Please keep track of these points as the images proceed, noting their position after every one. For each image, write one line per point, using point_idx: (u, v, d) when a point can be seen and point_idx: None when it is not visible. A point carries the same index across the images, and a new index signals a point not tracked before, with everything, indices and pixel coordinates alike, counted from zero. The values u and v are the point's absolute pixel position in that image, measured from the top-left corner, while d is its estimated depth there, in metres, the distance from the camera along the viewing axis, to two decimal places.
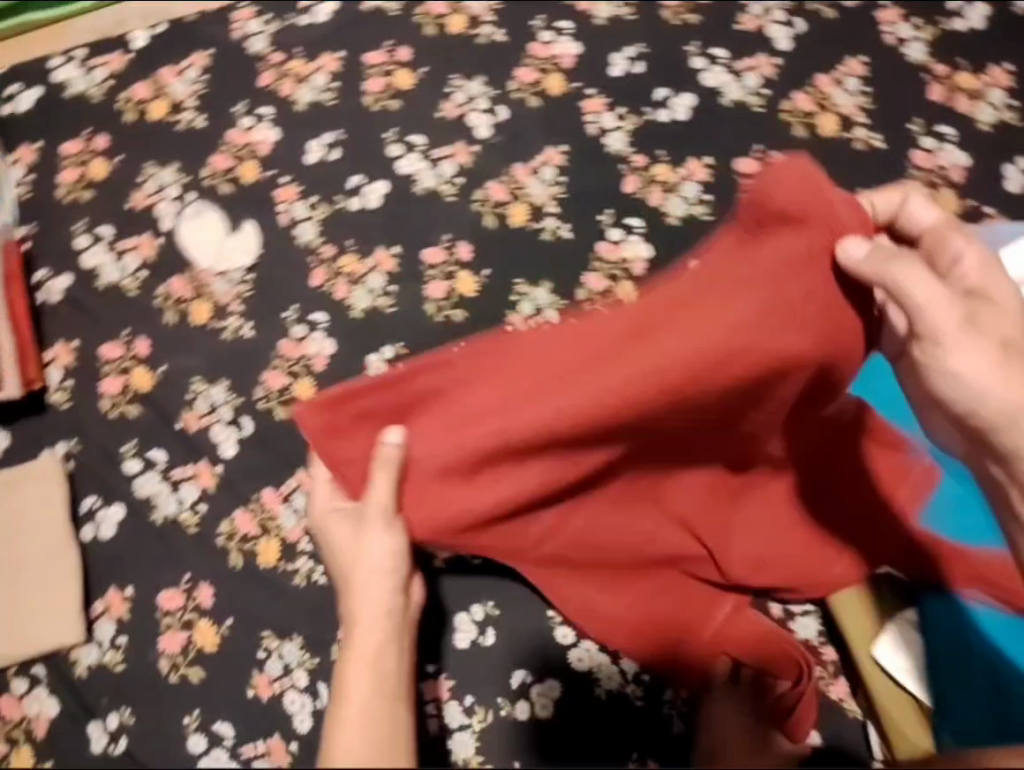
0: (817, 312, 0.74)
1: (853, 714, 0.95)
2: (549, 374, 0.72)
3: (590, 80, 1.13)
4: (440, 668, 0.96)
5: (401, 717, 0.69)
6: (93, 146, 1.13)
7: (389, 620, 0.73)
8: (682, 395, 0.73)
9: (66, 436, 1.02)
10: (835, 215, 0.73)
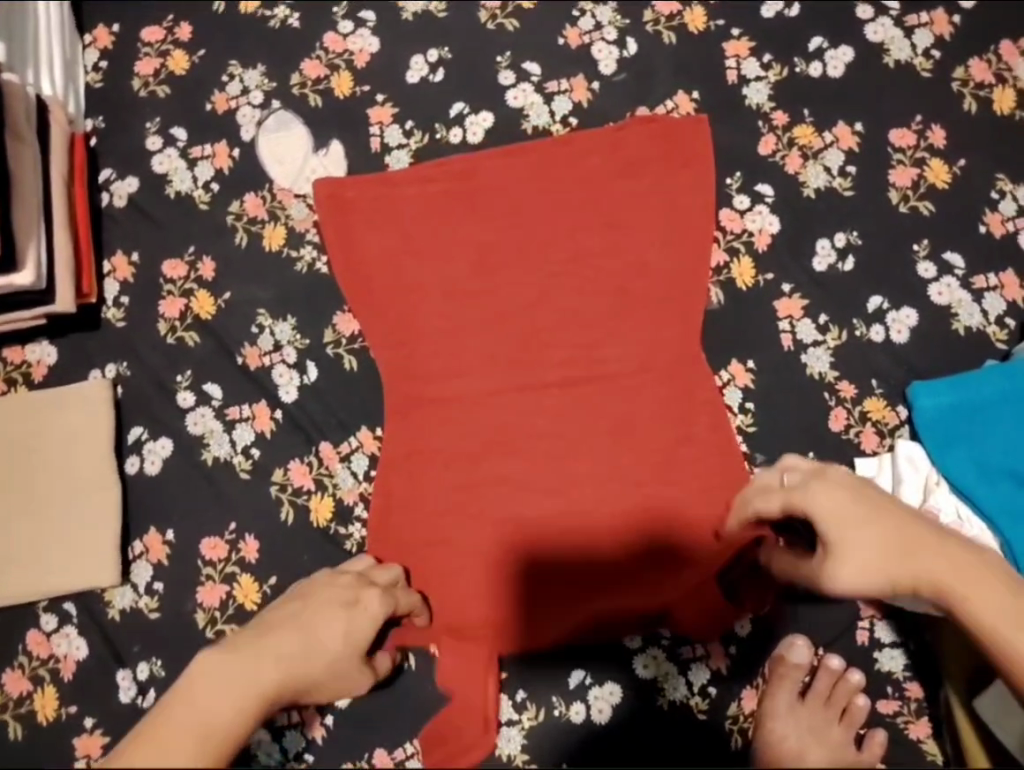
0: (667, 243, 0.92)
1: (933, 757, 0.83)
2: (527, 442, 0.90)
3: (737, 18, 0.97)
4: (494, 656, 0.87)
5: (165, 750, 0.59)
6: (175, 35, 1.00)
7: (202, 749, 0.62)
8: (588, 246, 0.93)
9: (116, 358, 0.94)
10: (662, 314, 0.91)
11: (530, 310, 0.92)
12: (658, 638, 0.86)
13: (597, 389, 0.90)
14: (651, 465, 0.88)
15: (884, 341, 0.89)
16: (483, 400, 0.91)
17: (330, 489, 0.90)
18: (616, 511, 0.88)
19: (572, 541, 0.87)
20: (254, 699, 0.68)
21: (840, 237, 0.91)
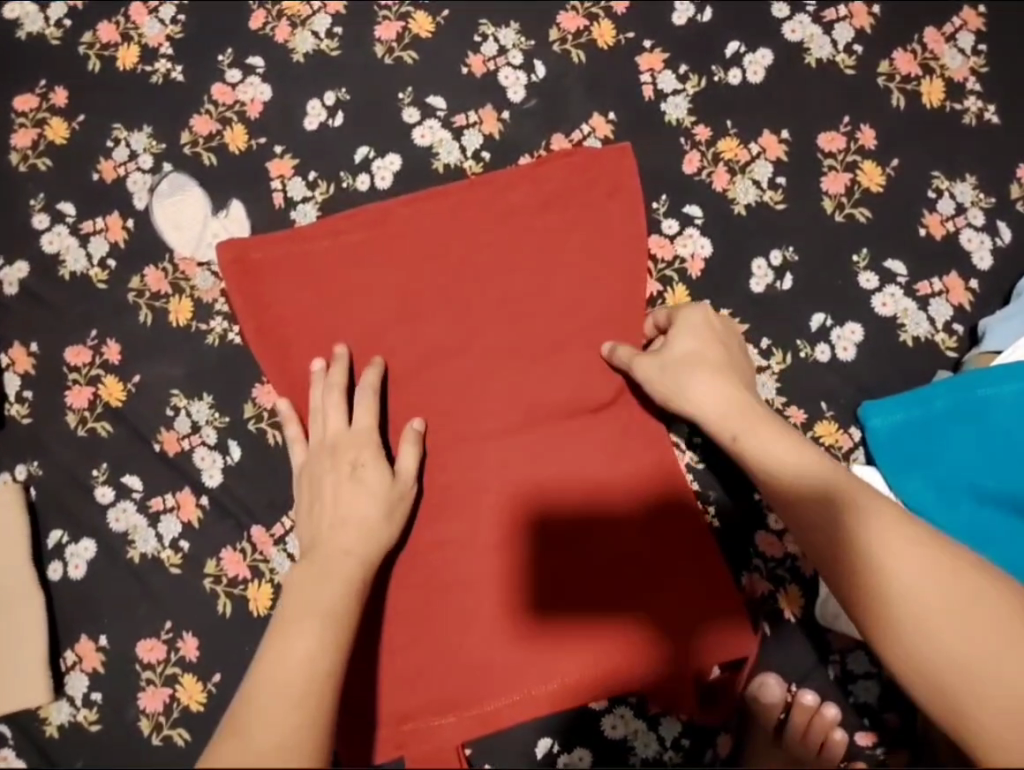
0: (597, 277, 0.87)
1: None
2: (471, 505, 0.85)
3: (647, 28, 0.92)
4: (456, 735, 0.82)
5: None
6: (51, 101, 0.94)
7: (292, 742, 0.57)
8: (515, 288, 0.88)
9: (25, 458, 0.88)
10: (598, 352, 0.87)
11: (457, 352, 0.87)
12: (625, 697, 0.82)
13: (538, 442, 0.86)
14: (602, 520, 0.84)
15: (831, 360, 0.85)
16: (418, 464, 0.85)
17: (267, 575, 0.85)
18: (582, 579, 0.83)
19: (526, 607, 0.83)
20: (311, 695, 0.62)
21: (776, 255, 0.87)
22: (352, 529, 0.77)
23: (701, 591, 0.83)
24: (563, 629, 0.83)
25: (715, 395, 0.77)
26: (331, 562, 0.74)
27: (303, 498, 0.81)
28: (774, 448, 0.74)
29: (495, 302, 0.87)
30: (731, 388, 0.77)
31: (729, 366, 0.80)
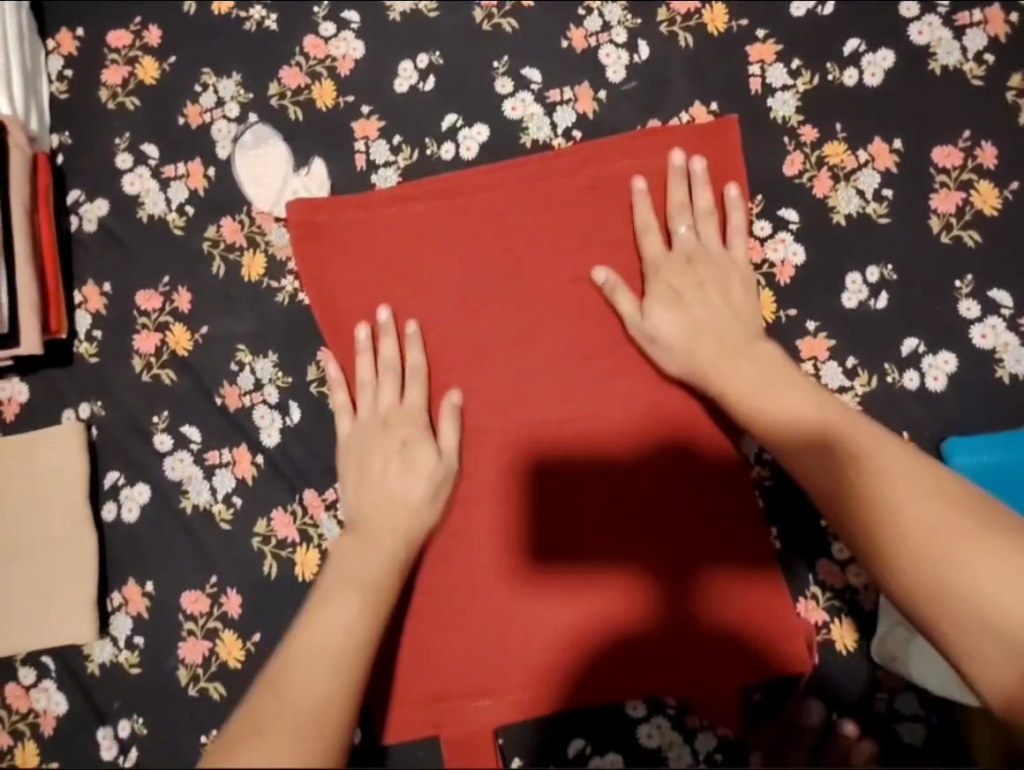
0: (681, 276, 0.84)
1: None
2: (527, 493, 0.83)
3: (762, 17, 0.87)
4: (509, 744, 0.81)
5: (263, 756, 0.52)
6: (144, 40, 0.93)
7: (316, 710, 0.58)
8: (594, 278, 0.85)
9: (90, 397, 0.88)
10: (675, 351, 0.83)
11: (521, 338, 0.85)
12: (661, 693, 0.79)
13: (597, 436, 0.83)
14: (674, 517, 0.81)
15: (919, 389, 0.81)
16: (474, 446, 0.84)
17: (315, 541, 0.84)
18: (605, 577, 0.81)
19: (559, 646, 0.81)
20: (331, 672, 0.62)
21: (872, 271, 0.82)
22: (399, 509, 0.78)
23: (696, 616, 0.80)
24: (578, 639, 0.81)
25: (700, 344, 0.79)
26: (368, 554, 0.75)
27: (351, 459, 0.82)
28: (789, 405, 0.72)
29: (572, 290, 0.85)
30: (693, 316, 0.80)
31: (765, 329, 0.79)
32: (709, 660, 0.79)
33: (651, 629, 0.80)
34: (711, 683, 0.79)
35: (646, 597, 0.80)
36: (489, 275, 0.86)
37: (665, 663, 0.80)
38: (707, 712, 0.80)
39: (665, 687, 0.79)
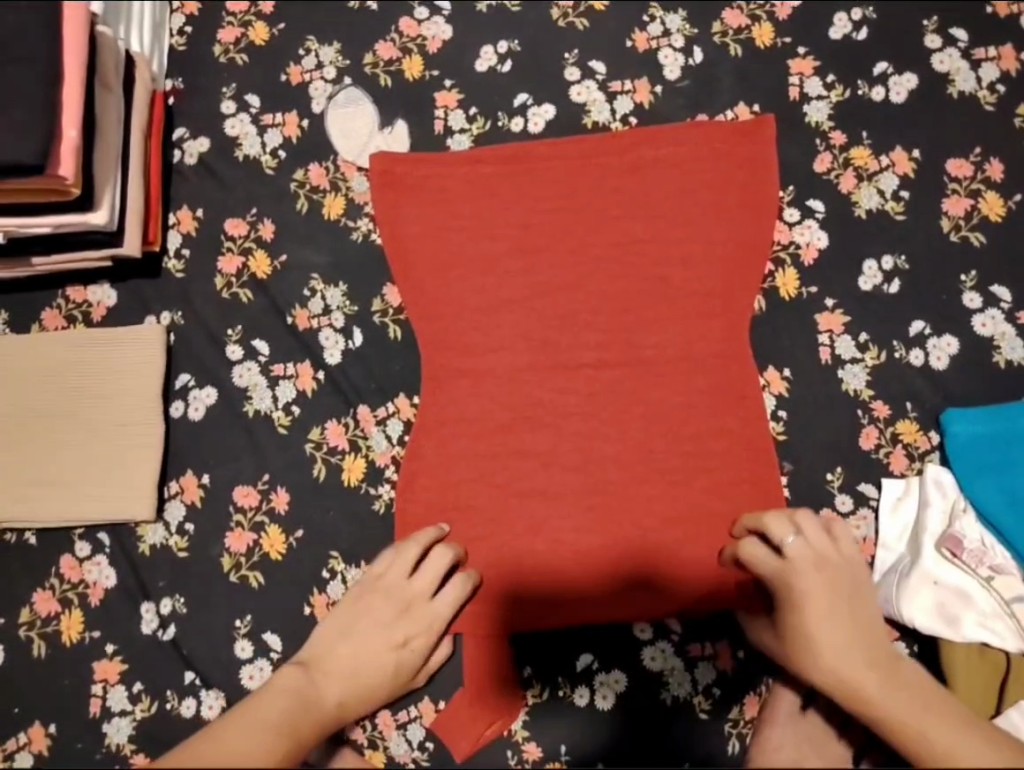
0: (716, 249, 0.94)
1: None
2: (561, 426, 0.91)
3: (804, 36, 0.99)
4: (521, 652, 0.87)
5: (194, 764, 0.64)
6: (258, 8, 1.06)
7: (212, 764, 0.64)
8: (638, 243, 0.94)
9: (171, 307, 0.97)
10: (707, 313, 0.92)
11: (569, 289, 0.94)
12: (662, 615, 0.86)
13: (629, 381, 0.91)
14: (696, 453, 0.89)
15: (923, 365, 0.90)
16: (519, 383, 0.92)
17: (364, 451, 0.92)
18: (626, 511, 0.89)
19: (577, 569, 0.88)
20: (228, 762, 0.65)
21: (887, 260, 0.92)
22: (366, 674, 0.80)
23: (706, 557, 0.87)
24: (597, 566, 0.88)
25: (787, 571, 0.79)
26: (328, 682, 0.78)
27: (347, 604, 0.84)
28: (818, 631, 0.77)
29: (618, 251, 0.94)
30: (809, 559, 0.79)
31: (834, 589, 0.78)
32: (710, 595, 0.87)
33: (666, 562, 0.87)
34: (712, 616, 0.86)
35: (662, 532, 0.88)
36: (544, 232, 0.96)
37: (674, 596, 0.87)
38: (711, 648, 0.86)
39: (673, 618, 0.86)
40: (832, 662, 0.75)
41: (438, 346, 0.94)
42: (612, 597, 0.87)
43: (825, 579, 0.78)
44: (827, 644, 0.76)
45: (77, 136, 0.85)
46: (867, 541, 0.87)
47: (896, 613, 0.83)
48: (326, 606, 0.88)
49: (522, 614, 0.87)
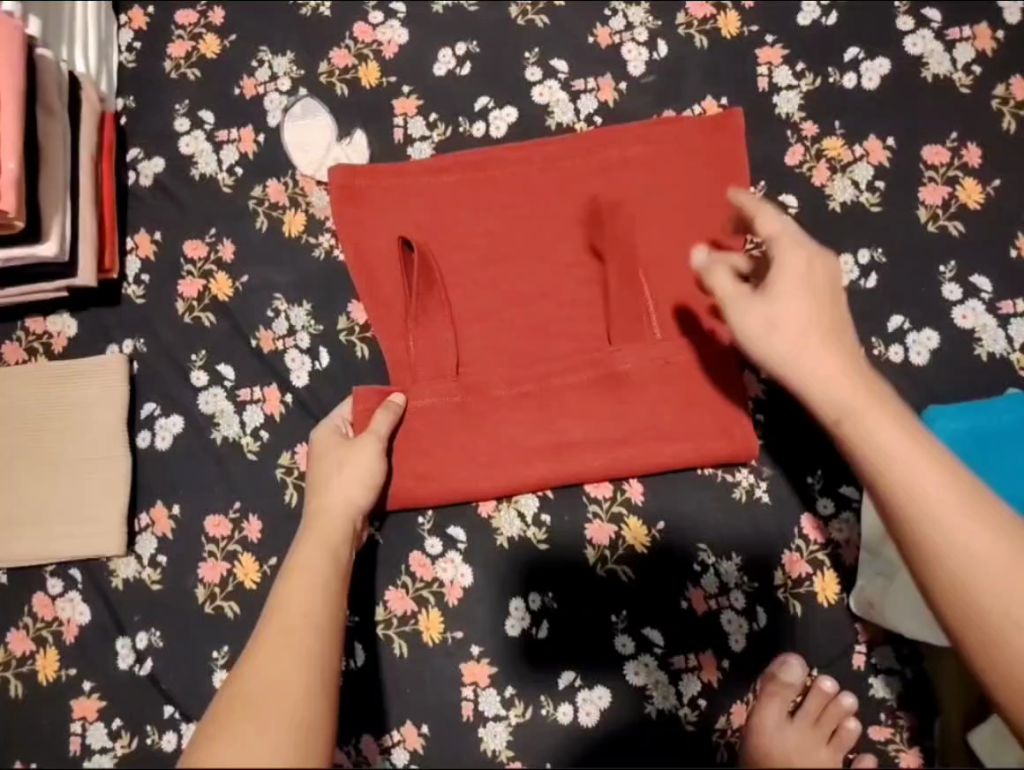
0: (686, 250, 0.91)
1: None
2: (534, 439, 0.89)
3: (771, 24, 0.95)
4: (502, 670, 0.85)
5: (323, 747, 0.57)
6: (208, 19, 1.02)
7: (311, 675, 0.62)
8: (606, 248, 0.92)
9: (133, 335, 0.95)
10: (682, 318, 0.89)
11: (538, 297, 0.91)
12: (644, 628, 0.84)
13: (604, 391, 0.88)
14: (682, 459, 0.86)
15: (903, 362, 0.87)
16: (491, 400, 0.87)
17: None
18: (602, 524, 0.86)
19: (556, 585, 0.85)
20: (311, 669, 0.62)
21: (863, 254, 0.90)
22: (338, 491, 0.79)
23: (687, 569, 0.85)
24: (576, 581, 0.85)
25: (849, 390, 0.66)
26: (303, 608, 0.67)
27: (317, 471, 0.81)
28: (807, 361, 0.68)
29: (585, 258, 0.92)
30: (840, 358, 0.68)
31: (833, 333, 0.69)
32: (693, 608, 0.85)
33: (647, 576, 0.85)
34: (696, 628, 0.84)
35: (641, 545, 0.86)
36: (509, 241, 0.93)
37: (656, 609, 0.85)
38: (696, 661, 0.84)
39: (656, 633, 0.84)
40: (873, 438, 0.64)
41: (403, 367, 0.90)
42: (592, 614, 0.85)
43: (871, 387, 0.67)
44: (891, 465, 0.64)
45: (16, 167, 0.81)
46: (850, 543, 0.85)
47: (882, 617, 0.81)
48: None
49: (499, 636, 0.85)
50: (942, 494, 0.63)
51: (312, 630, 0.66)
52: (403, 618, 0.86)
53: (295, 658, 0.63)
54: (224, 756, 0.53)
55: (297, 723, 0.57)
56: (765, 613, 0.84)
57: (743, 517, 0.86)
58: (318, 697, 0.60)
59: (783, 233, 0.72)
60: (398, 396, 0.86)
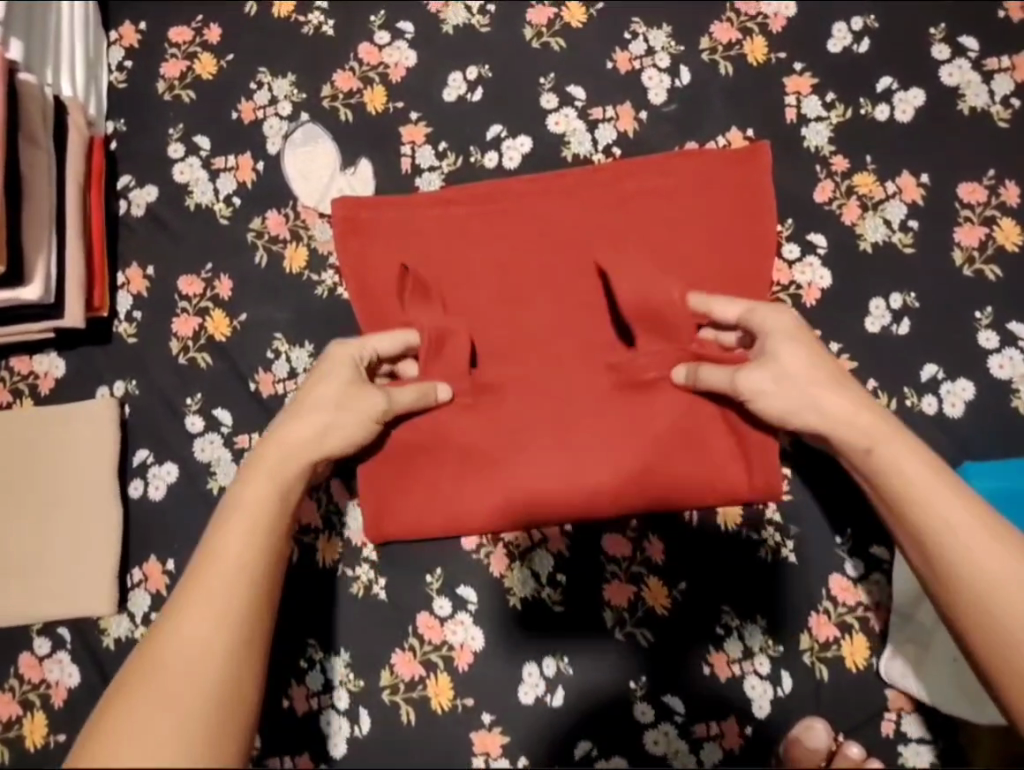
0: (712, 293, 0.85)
1: None
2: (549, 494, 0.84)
3: (800, 51, 0.90)
4: (514, 738, 0.81)
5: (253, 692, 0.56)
6: (204, 37, 0.97)
7: (237, 636, 0.59)
8: None
9: (124, 376, 0.90)
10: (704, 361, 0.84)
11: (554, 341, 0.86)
12: (663, 694, 0.81)
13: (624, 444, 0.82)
14: (696, 498, 0.81)
15: (937, 413, 0.83)
16: (504, 432, 0.83)
17: (339, 529, 0.85)
18: (621, 586, 0.82)
19: (572, 649, 0.81)
20: (240, 631, 0.59)
21: (896, 298, 0.85)
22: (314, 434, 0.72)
23: (709, 633, 0.81)
24: (593, 645, 0.81)
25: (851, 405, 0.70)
26: (237, 554, 0.63)
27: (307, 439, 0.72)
28: (803, 367, 0.71)
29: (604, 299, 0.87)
30: (830, 365, 0.72)
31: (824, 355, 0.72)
32: (715, 673, 0.81)
33: (667, 640, 0.81)
34: (718, 694, 0.81)
35: (662, 607, 0.81)
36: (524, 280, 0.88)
37: (676, 674, 0.81)
38: (718, 729, 0.80)
39: (676, 700, 0.81)
40: (841, 418, 0.70)
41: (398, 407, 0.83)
42: (610, 680, 0.81)
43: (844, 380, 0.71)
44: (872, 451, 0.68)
45: None
46: (879, 607, 0.81)
47: (913, 687, 0.78)
48: (305, 698, 0.82)
49: (512, 703, 0.81)
50: (924, 485, 0.66)
51: (248, 584, 0.61)
52: (410, 683, 0.82)
53: (222, 615, 0.59)
54: (135, 707, 0.51)
55: (211, 695, 0.54)
56: (789, 677, 0.81)
57: (769, 578, 0.82)
58: (247, 657, 0.58)
59: (752, 306, 0.75)
60: (443, 391, 0.81)
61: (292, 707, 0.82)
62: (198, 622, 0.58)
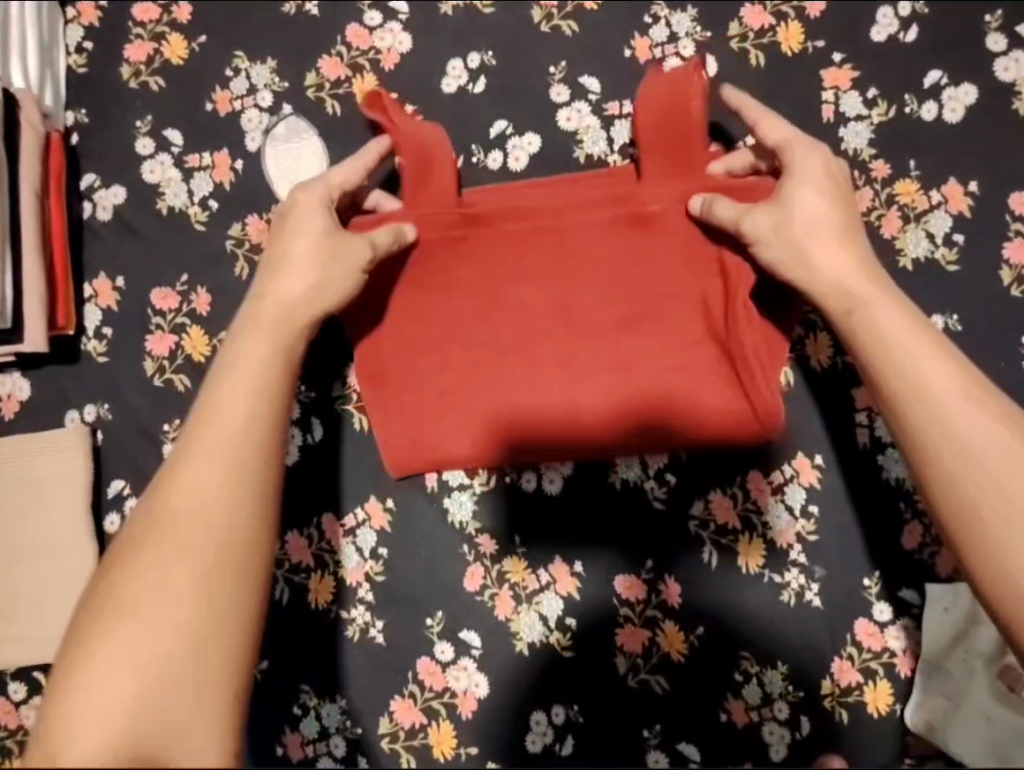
0: None
1: None
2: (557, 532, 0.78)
3: (840, 40, 0.81)
4: None
5: (224, 656, 0.45)
6: (172, 15, 0.86)
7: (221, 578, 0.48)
8: None
9: (95, 399, 0.83)
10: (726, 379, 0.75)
11: None
12: (677, 743, 0.77)
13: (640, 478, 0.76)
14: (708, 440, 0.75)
15: None
16: (509, 356, 0.76)
17: (332, 568, 0.79)
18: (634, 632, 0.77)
19: (582, 697, 0.77)
20: (222, 573, 0.48)
21: (937, 321, 0.78)
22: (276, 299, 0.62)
23: (727, 680, 0.77)
24: (603, 693, 0.77)
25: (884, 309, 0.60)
26: (206, 481, 0.50)
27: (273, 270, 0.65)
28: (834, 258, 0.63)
29: None
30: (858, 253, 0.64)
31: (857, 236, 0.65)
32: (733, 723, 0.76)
33: (682, 687, 0.77)
34: (736, 744, 0.76)
35: (677, 653, 0.77)
36: None
37: (692, 723, 0.76)
38: None
39: (692, 750, 0.76)
40: (858, 314, 0.61)
41: (380, 380, 0.77)
42: (622, 729, 0.77)
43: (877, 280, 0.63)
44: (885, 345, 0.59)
45: None
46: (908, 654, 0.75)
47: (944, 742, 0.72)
48: (300, 746, 0.78)
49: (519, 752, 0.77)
50: (932, 377, 0.57)
51: (225, 516, 0.50)
52: (411, 731, 0.78)
53: (197, 556, 0.48)
54: (93, 677, 0.43)
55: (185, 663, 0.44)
56: (808, 721, 0.76)
57: (793, 625, 0.76)
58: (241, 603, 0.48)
59: (794, 137, 0.69)
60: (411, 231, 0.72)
61: (287, 755, 0.78)
62: (162, 562, 0.47)
